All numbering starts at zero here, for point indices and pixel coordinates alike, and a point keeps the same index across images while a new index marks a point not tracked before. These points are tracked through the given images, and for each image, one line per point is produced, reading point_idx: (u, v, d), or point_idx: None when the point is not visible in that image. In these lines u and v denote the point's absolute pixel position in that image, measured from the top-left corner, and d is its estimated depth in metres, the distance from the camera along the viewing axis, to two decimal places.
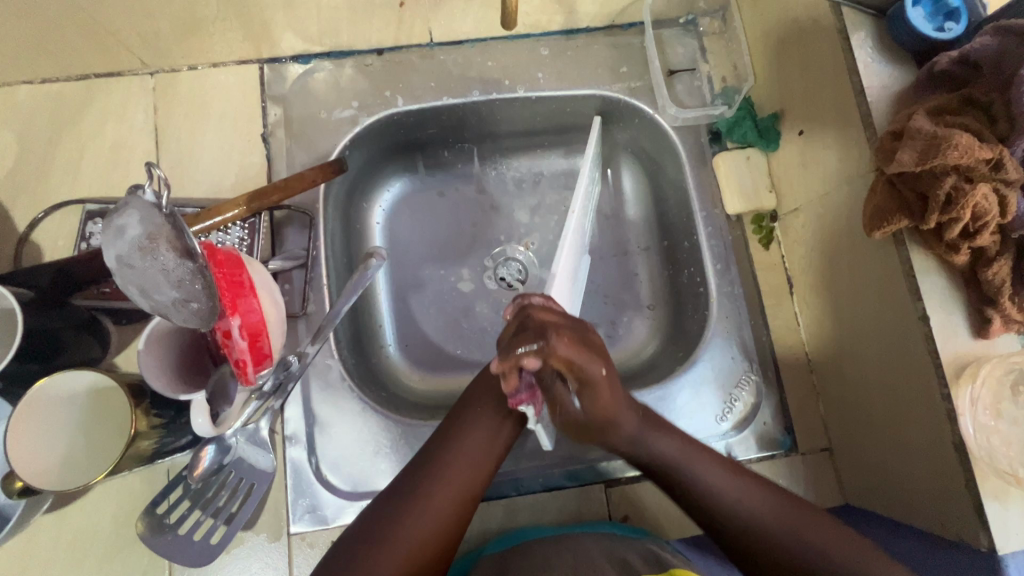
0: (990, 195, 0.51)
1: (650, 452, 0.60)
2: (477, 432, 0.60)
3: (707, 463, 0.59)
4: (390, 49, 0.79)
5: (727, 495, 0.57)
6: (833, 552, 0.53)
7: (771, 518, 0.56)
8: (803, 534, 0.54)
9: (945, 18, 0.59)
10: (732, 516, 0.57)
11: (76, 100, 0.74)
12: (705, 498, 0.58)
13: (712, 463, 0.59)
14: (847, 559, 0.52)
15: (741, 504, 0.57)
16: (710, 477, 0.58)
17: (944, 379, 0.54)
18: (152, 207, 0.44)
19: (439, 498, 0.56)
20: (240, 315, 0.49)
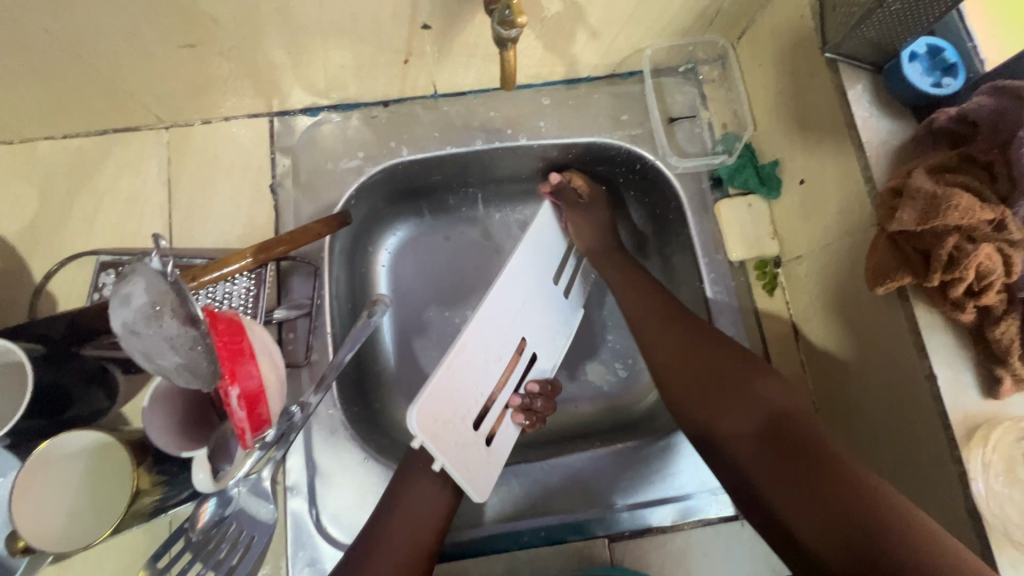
0: (993, 256, 0.50)
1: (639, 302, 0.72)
2: (415, 490, 0.61)
3: (682, 318, 0.68)
4: (395, 102, 0.81)
5: (701, 339, 0.64)
6: (727, 364, 0.61)
7: (702, 392, 0.60)
8: (762, 393, 0.57)
9: (942, 74, 0.59)
10: (724, 370, 0.60)
11: (95, 155, 0.77)
12: (686, 340, 0.65)
13: (701, 327, 0.66)
14: (748, 380, 0.59)
15: (713, 338, 0.64)
16: (699, 333, 0.65)
17: (955, 440, 0.53)
18: (158, 275, 0.45)
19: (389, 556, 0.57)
20: (239, 382, 0.49)
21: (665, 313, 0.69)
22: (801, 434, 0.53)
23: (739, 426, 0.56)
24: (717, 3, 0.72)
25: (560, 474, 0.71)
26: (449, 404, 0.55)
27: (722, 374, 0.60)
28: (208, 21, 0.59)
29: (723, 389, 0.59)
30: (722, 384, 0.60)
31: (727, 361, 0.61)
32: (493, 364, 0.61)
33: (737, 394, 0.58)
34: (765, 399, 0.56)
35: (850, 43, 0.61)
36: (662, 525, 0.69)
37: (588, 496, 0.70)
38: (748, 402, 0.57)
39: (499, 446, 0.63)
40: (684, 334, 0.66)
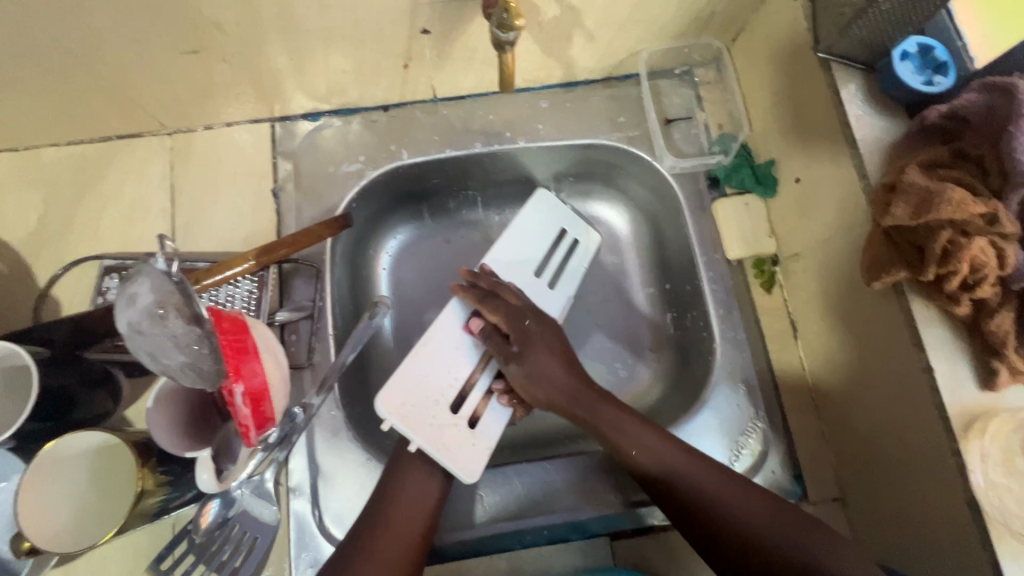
0: (986, 249, 0.51)
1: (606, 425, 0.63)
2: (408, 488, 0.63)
3: (662, 439, 0.62)
4: (395, 106, 0.82)
5: (704, 493, 0.58)
6: (770, 529, 0.55)
7: (750, 553, 0.55)
8: (727, 500, 0.57)
9: (933, 72, 0.60)
10: (690, 477, 0.59)
11: (98, 161, 0.78)
12: (692, 496, 0.58)
13: (689, 457, 0.60)
14: (810, 547, 0.53)
15: (728, 479, 0.59)
16: (698, 478, 0.59)
17: (953, 433, 0.53)
18: (162, 275, 0.46)
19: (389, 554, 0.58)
20: (243, 379, 0.50)
21: (639, 449, 0.61)
22: (789, 549, 0.53)
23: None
24: (712, 6, 0.73)
25: (561, 472, 0.71)
26: (415, 388, 0.66)
27: (766, 535, 0.54)
28: (213, 27, 0.60)
29: (778, 549, 0.54)
30: (768, 544, 0.54)
31: (765, 513, 0.56)
32: (461, 351, 0.70)
33: (799, 561, 0.52)
34: (836, 570, 0.51)
35: (843, 42, 0.62)
36: (664, 521, 0.69)
37: (588, 495, 0.70)
38: (813, 573, 0.52)
39: (484, 429, 0.67)
40: (671, 474, 0.60)
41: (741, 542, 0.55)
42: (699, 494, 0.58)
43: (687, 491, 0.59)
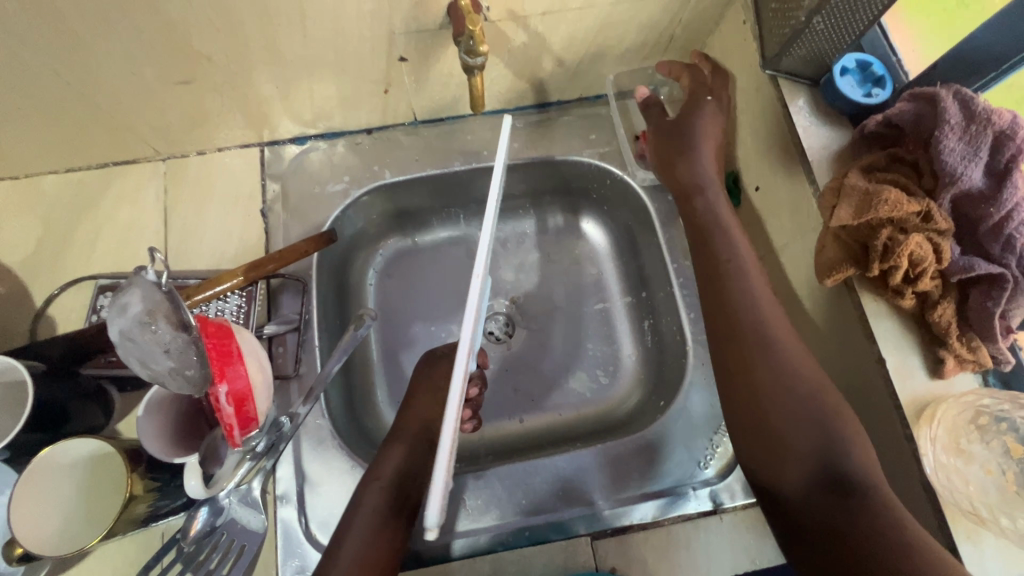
0: (924, 244, 0.54)
1: (734, 286, 0.64)
2: (363, 528, 0.59)
3: (779, 318, 0.62)
4: (378, 129, 0.87)
5: (790, 364, 0.58)
6: (822, 401, 0.56)
7: (786, 416, 0.56)
8: (796, 364, 0.58)
9: (872, 86, 0.65)
10: (774, 343, 0.60)
11: (96, 187, 0.82)
12: (775, 358, 0.59)
13: (800, 349, 0.60)
14: (843, 433, 0.54)
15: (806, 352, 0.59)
16: (795, 352, 0.59)
17: (905, 420, 0.56)
18: (153, 286, 0.49)
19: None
20: (228, 381, 0.52)
21: (756, 321, 0.62)
22: (820, 420, 0.55)
23: (801, 468, 0.53)
24: (670, 30, 0.78)
25: (542, 474, 0.73)
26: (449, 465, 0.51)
27: (812, 407, 0.55)
28: (203, 59, 0.65)
29: (819, 435, 0.54)
30: (807, 417, 0.55)
31: (827, 394, 0.57)
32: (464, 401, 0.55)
33: (823, 426, 0.54)
34: (855, 464, 0.52)
35: (787, 61, 0.67)
36: (642, 521, 0.71)
37: (569, 495, 0.72)
38: (828, 446, 0.53)
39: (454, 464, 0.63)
40: (772, 344, 0.60)
41: (794, 407, 0.56)
42: (781, 367, 0.58)
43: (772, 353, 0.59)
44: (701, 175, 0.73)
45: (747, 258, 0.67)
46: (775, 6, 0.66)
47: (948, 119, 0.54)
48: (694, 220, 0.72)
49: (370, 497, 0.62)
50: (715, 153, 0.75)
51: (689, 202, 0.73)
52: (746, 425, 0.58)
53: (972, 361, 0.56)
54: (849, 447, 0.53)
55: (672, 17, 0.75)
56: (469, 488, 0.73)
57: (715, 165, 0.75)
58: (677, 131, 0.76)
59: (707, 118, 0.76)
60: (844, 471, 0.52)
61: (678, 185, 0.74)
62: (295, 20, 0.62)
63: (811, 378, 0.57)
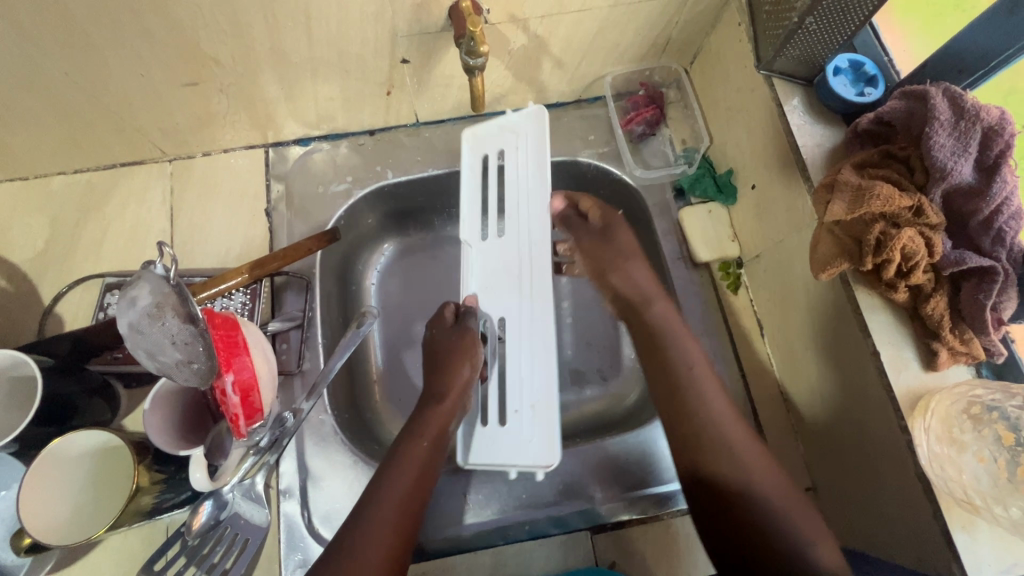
0: (915, 238, 0.55)
1: (691, 392, 0.66)
2: (406, 477, 0.61)
3: (740, 430, 0.63)
4: (381, 130, 0.88)
5: (745, 466, 0.60)
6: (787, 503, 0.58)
7: (757, 523, 0.57)
8: (749, 469, 0.60)
9: (865, 84, 0.66)
10: (728, 443, 0.62)
11: (104, 187, 0.83)
12: (738, 472, 0.60)
13: (754, 445, 0.62)
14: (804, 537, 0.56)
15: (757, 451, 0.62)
16: (755, 458, 0.61)
17: (900, 411, 0.57)
18: (161, 279, 0.50)
19: (375, 540, 0.56)
20: (234, 372, 0.53)
21: (720, 431, 0.63)
22: (775, 527, 0.57)
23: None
24: (667, 32, 0.80)
25: (544, 470, 0.74)
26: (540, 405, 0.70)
27: (775, 518, 0.57)
28: (211, 61, 0.67)
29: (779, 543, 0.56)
30: (776, 528, 0.57)
31: (781, 489, 0.59)
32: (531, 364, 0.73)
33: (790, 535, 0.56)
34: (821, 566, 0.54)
35: (781, 61, 0.68)
36: (642, 516, 0.72)
37: (570, 490, 0.73)
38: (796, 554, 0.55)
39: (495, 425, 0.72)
40: (733, 450, 0.61)
41: (751, 510, 0.58)
42: (738, 467, 0.60)
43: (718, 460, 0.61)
44: (643, 283, 0.74)
45: (692, 343, 0.70)
46: (769, 7, 0.68)
47: (937, 116, 0.55)
48: (652, 330, 0.71)
49: (415, 448, 0.64)
50: (647, 269, 0.75)
51: (645, 310, 0.72)
52: (725, 536, 0.58)
53: (966, 353, 0.56)
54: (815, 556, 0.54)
55: (669, 19, 0.77)
56: (472, 484, 0.73)
57: (646, 270, 0.75)
58: (609, 254, 0.77)
59: (622, 228, 0.78)
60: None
61: (629, 297, 0.74)
62: (300, 24, 0.64)
63: (760, 477, 0.60)
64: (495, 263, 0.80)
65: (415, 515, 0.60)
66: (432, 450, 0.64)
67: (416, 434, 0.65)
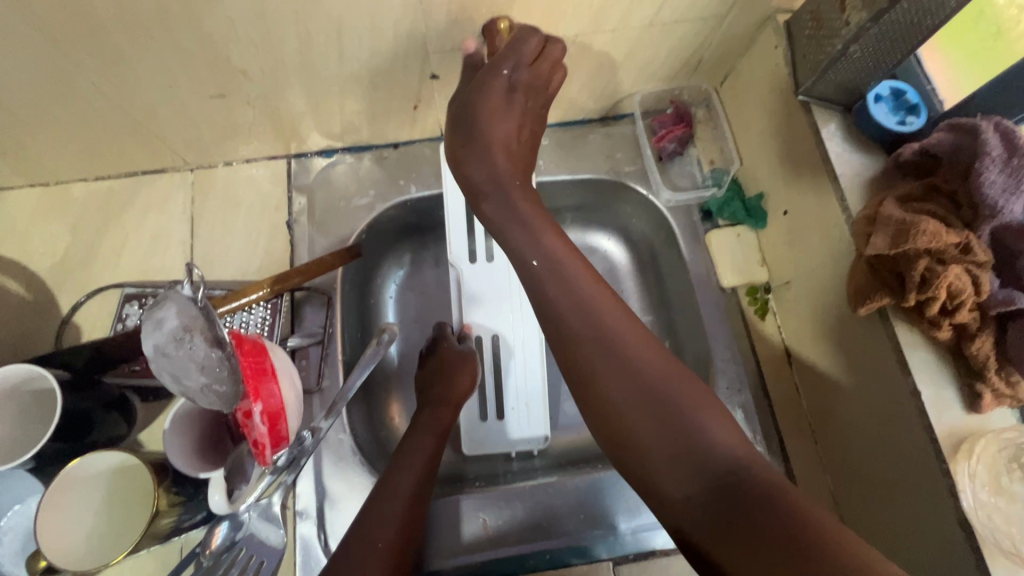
0: (962, 276, 0.54)
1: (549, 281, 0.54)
2: (410, 477, 0.63)
3: (613, 309, 0.53)
4: (404, 143, 0.87)
5: (622, 344, 0.50)
6: (668, 379, 0.49)
7: (644, 424, 0.47)
8: (626, 345, 0.50)
9: (906, 113, 0.65)
10: (599, 318, 0.52)
11: (124, 195, 0.82)
12: (611, 351, 0.50)
13: (629, 324, 0.52)
14: (696, 420, 0.47)
15: (622, 323, 0.52)
16: (633, 337, 0.51)
17: (942, 455, 0.55)
18: (188, 300, 0.49)
19: (380, 542, 0.57)
20: (262, 400, 0.51)
21: (581, 312, 0.52)
22: (665, 405, 0.47)
23: (684, 486, 0.45)
24: (699, 52, 0.78)
25: (566, 493, 0.73)
26: (530, 390, 0.80)
27: (657, 396, 0.48)
28: (239, 75, 0.66)
29: (669, 422, 0.47)
30: (658, 405, 0.47)
31: (661, 362, 0.50)
32: (528, 363, 0.81)
33: (685, 425, 0.46)
34: (719, 447, 0.45)
35: (821, 87, 0.67)
36: (665, 547, 0.71)
37: (592, 520, 0.72)
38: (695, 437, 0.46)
39: (506, 419, 0.80)
40: (607, 332, 0.51)
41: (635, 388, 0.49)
42: (613, 350, 0.50)
43: (593, 336, 0.51)
44: (495, 172, 0.63)
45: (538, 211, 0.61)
46: (810, 32, 0.67)
47: (989, 151, 0.53)
48: (489, 225, 0.63)
49: (417, 452, 0.66)
50: (515, 128, 0.65)
51: (479, 206, 0.64)
52: (612, 438, 0.49)
53: (1011, 396, 0.55)
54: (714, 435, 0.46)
55: (703, 39, 0.75)
56: (487, 509, 0.72)
57: (511, 131, 0.65)
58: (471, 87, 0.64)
59: (492, 98, 0.64)
60: (720, 464, 0.45)
61: (472, 184, 0.64)
62: (332, 39, 0.63)
63: (637, 354, 0.50)
64: (486, 288, 0.82)
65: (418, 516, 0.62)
66: (434, 454, 0.67)
67: (419, 438, 0.68)
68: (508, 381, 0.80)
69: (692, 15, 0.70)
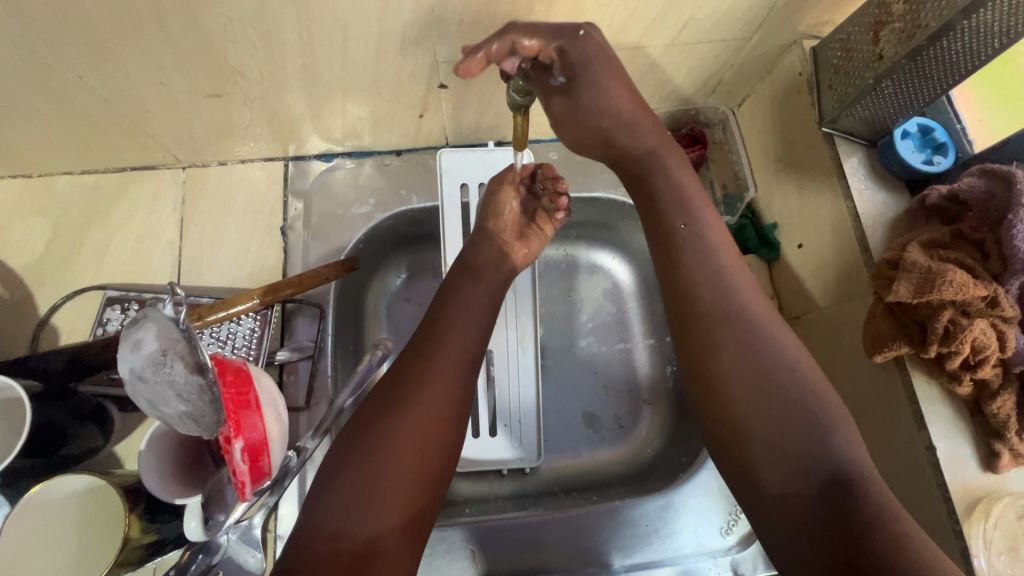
0: (988, 331, 0.51)
1: (693, 267, 0.54)
2: (443, 390, 0.53)
3: (743, 287, 0.54)
4: (408, 151, 0.84)
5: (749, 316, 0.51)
6: (801, 383, 0.48)
7: (750, 404, 0.48)
8: (755, 329, 0.51)
9: (934, 151, 0.64)
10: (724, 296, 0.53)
11: (111, 192, 0.78)
12: (740, 332, 0.51)
13: (761, 300, 0.53)
14: (817, 425, 0.47)
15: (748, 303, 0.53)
16: (768, 331, 0.51)
17: (956, 515, 0.54)
18: (169, 322, 0.45)
19: (392, 501, 0.47)
20: (244, 434, 0.46)
21: (712, 290, 0.53)
22: (784, 398, 0.48)
23: (788, 482, 0.46)
24: (719, 74, 0.75)
25: (563, 527, 0.71)
26: (523, 411, 0.77)
27: (777, 388, 0.48)
28: (237, 75, 0.62)
29: (789, 415, 0.47)
30: (780, 395, 0.48)
31: (790, 352, 0.50)
32: (524, 381, 0.78)
33: (800, 424, 0.47)
34: (835, 453, 0.46)
35: (846, 120, 0.64)
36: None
37: (585, 555, 0.70)
38: (813, 437, 0.46)
39: (500, 439, 0.77)
40: (740, 309, 0.52)
41: (754, 370, 0.49)
42: (734, 330, 0.51)
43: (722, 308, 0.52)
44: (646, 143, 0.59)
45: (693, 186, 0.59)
46: (838, 62, 0.64)
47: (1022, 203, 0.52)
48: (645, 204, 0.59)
49: (435, 392, 0.53)
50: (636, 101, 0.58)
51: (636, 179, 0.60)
52: (713, 420, 0.50)
53: None
54: (833, 440, 0.46)
55: (724, 61, 0.72)
56: (476, 537, 0.70)
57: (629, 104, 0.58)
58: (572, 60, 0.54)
59: (609, 58, 0.56)
60: (829, 467, 0.45)
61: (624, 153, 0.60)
62: (337, 43, 0.59)
63: (769, 338, 0.50)
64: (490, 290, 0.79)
65: (445, 461, 0.52)
66: (461, 399, 0.54)
67: (436, 375, 0.54)
68: (503, 399, 0.77)
69: (716, 37, 0.66)
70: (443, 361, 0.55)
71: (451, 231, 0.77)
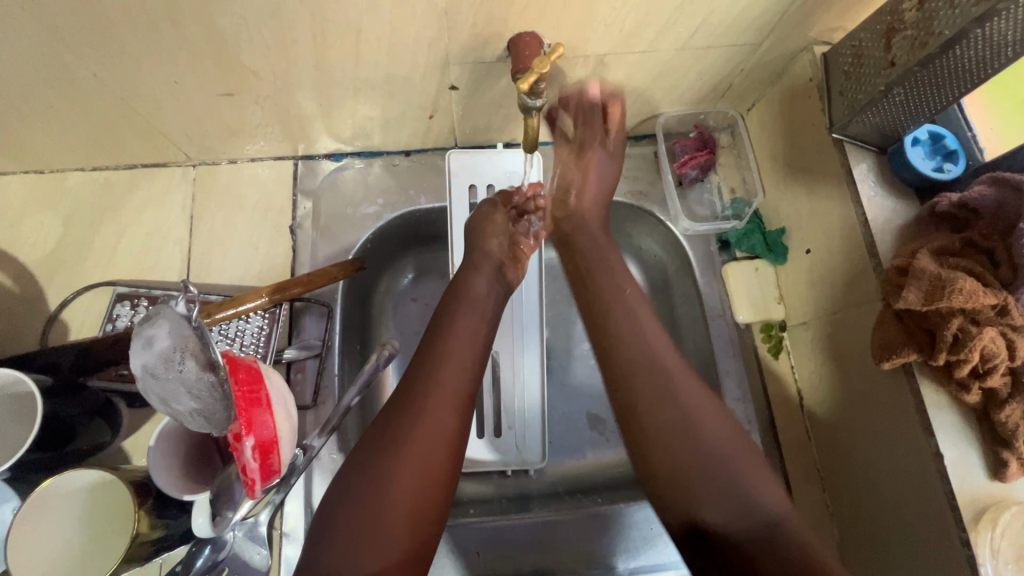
0: (997, 339, 0.51)
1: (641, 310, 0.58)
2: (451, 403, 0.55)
3: (668, 352, 0.58)
4: (416, 152, 0.85)
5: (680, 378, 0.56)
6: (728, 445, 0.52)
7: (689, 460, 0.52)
8: (684, 396, 0.55)
9: (943, 159, 0.64)
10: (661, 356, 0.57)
11: (121, 188, 0.79)
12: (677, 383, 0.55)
13: (685, 368, 0.57)
14: (743, 482, 0.51)
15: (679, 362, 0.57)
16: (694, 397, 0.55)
17: (963, 523, 0.53)
18: (181, 319, 0.44)
19: (392, 527, 0.48)
20: (254, 433, 0.48)
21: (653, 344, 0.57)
22: (712, 461, 0.52)
23: (730, 528, 0.50)
24: (729, 78, 0.75)
25: (565, 532, 0.71)
26: (529, 411, 0.78)
27: (712, 450, 0.52)
28: (249, 73, 0.62)
29: (716, 478, 0.51)
30: (715, 454, 0.52)
31: (712, 418, 0.54)
32: (529, 381, 0.78)
33: (727, 480, 0.51)
34: (764, 506, 0.50)
35: (856, 126, 0.64)
36: None
37: (587, 560, 0.71)
38: (742, 493, 0.50)
39: (505, 440, 0.77)
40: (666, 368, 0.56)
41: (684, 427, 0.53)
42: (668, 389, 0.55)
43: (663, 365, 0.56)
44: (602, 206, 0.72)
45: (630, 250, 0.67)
46: (850, 68, 0.64)
47: None
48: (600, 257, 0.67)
49: (443, 403, 0.54)
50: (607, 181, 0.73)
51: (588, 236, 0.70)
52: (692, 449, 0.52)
53: None
54: (758, 497, 0.50)
55: (735, 66, 0.72)
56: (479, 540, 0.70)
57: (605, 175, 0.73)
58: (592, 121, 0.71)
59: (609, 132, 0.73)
60: (759, 519, 0.49)
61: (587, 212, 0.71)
62: (350, 43, 0.60)
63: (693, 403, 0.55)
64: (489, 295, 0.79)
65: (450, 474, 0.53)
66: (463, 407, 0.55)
67: (443, 386, 0.55)
68: (508, 399, 0.78)
69: (727, 42, 0.67)
70: (440, 389, 0.55)
71: (459, 231, 0.77)
